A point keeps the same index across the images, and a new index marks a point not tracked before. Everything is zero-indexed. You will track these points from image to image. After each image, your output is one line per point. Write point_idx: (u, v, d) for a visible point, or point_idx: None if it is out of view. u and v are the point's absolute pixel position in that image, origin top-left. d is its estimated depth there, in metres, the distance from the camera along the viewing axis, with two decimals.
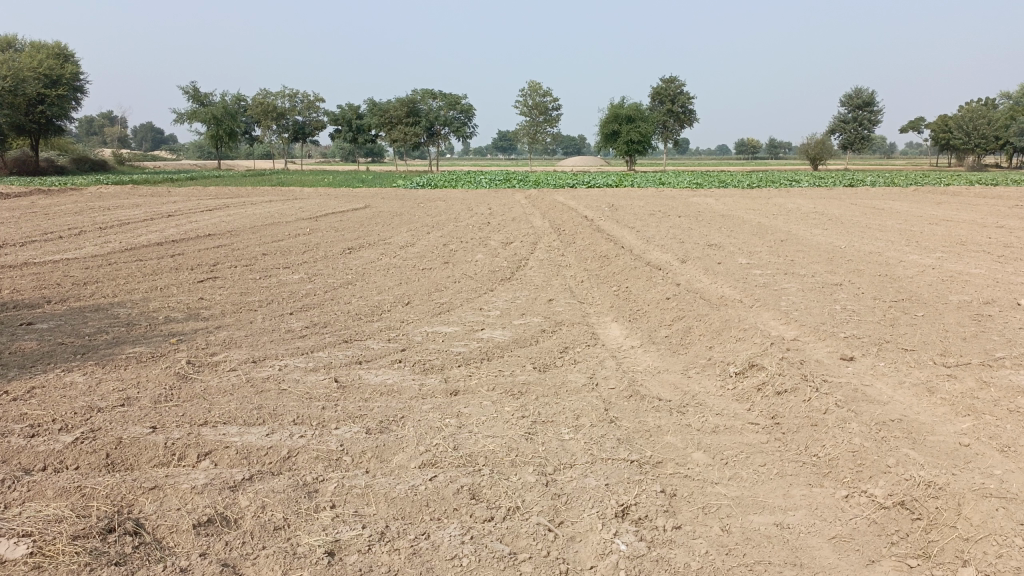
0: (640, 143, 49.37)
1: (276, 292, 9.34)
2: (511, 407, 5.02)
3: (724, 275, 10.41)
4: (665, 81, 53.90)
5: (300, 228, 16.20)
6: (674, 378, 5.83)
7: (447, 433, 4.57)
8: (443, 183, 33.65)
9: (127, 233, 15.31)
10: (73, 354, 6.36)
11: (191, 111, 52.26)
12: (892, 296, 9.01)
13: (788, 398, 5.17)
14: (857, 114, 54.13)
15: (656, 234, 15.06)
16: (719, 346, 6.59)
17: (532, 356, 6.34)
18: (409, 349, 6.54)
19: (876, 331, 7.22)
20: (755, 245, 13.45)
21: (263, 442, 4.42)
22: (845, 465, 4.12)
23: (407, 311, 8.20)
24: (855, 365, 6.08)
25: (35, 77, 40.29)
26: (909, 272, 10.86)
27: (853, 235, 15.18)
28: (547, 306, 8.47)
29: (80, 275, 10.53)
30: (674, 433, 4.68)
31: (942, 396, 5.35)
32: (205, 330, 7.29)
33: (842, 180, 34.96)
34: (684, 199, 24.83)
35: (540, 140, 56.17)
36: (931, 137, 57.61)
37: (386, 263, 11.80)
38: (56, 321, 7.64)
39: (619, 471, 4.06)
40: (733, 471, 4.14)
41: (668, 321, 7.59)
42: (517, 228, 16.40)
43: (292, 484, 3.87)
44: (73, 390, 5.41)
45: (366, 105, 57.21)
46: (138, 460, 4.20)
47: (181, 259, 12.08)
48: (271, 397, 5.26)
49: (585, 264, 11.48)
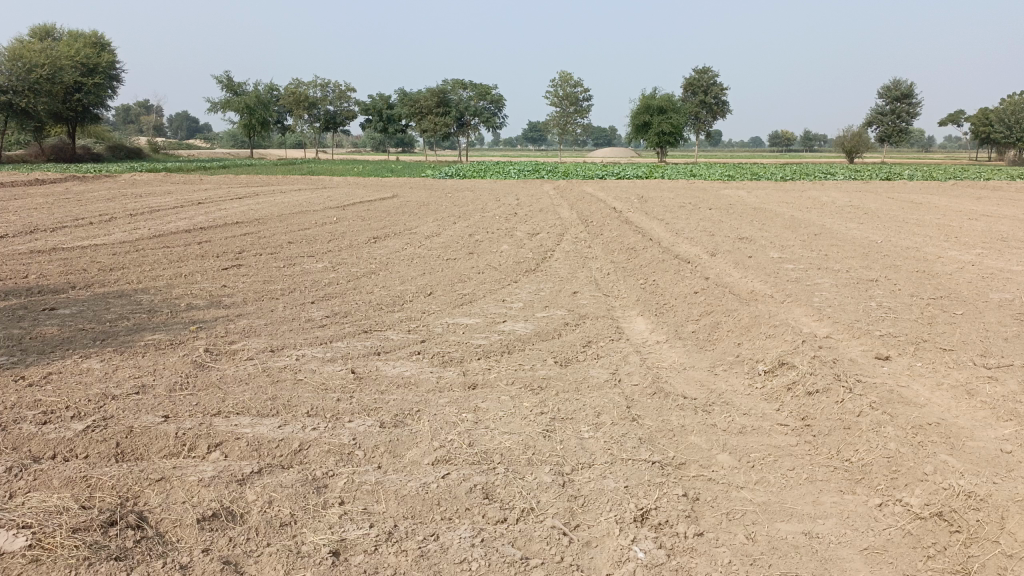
0: (671, 134, 48.83)
1: (299, 280, 9.28)
2: (530, 403, 4.87)
3: (754, 269, 10.17)
4: (699, 72, 52.72)
5: (327, 217, 16.17)
6: (700, 375, 5.64)
7: (463, 428, 4.43)
8: (472, 172, 33.56)
9: (156, 220, 15.37)
10: (92, 340, 6.32)
11: (224, 100, 52.64)
12: (930, 293, 8.72)
13: (819, 398, 4.96)
14: (894, 107, 52.93)
15: (685, 227, 14.80)
16: (748, 343, 6.37)
17: (554, 350, 6.18)
18: (429, 341, 6.43)
19: (913, 329, 6.96)
20: (787, 239, 13.15)
21: (274, 434, 4.32)
22: (879, 471, 3.91)
23: (429, 301, 8.08)
24: (890, 365, 5.84)
25: (72, 65, 40.75)
26: (947, 268, 10.51)
27: (889, 230, 14.78)
28: (571, 299, 8.31)
29: (107, 261, 10.56)
30: (699, 433, 4.50)
31: (983, 399, 5.10)
32: (225, 318, 7.25)
33: (879, 173, 34.24)
34: (715, 191, 24.46)
35: (571, 131, 55.80)
36: (971, 130, 56.24)
37: (411, 252, 11.70)
38: (79, 307, 7.64)
39: (640, 472, 3.89)
40: (759, 475, 3.96)
41: (696, 316, 7.40)
42: (545, 219, 16.23)
43: (300, 478, 3.76)
44: (89, 377, 5.38)
45: (397, 95, 57.26)
46: (147, 451, 4.12)
47: (207, 246, 12.10)
48: (286, 387, 5.17)
49: (612, 257, 11.28)
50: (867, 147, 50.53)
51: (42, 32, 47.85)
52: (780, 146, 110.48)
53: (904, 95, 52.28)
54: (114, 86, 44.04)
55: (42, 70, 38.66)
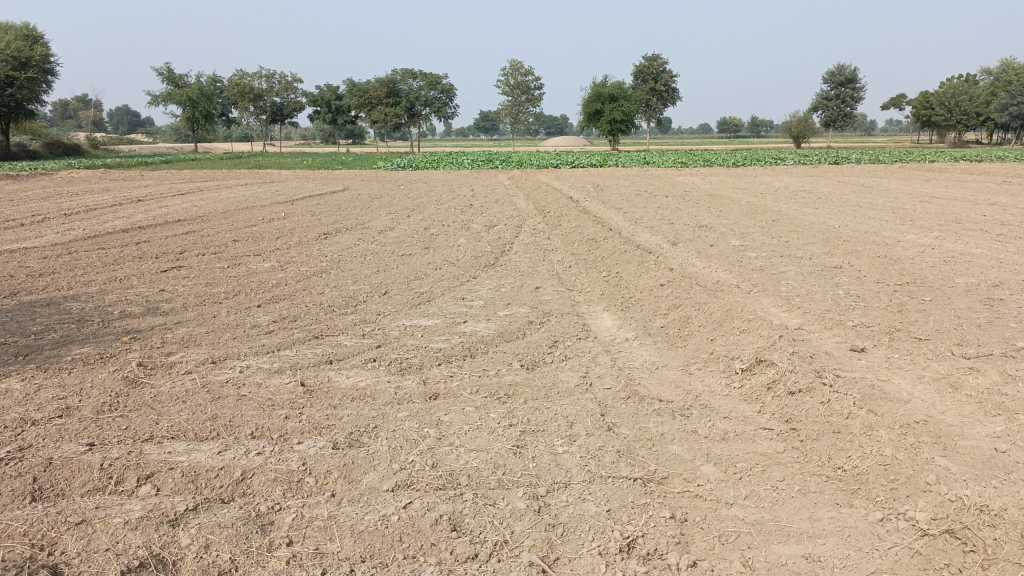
0: (623, 122, 48.82)
1: (245, 282, 8.74)
2: (496, 414, 4.50)
3: (717, 258, 9.93)
4: (648, 59, 53.07)
5: (275, 212, 15.56)
6: (674, 375, 5.32)
7: (425, 447, 4.04)
8: (425, 164, 32.95)
9: (91, 220, 14.57)
10: (13, 357, 5.74)
11: (166, 93, 50.98)
12: (896, 278, 8.57)
13: (803, 399, 4.68)
14: (840, 92, 53.70)
15: (643, 215, 14.54)
16: (723, 339, 6.07)
17: (519, 352, 5.82)
18: (385, 347, 6.00)
19: (885, 318, 6.75)
20: (747, 226, 12.97)
21: (214, 462, 3.88)
22: (876, 481, 3.65)
23: (384, 302, 7.64)
24: (868, 358, 5.59)
25: (2, 59, 39.00)
26: (908, 253, 10.40)
27: (845, 214, 14.72)
28: (533, 295, 7.94)
29: (36, 265, 9.86)
30: (680, 442, 4.18)
31: (967, 393, 4.87)
32: (163, 327, 6.70)
33: (828, 157, 34.59)
34: (670, 178, 24.33)
35: (523, 121, 55.40)
36: (913, 113, 57.33)
37: (363, 248, 11.22)
38: (1, 318, 7.01)
39: (622, 492, 3.55)
40: (749, 489, 3.65)
41: (664, 310, 7.09)
42: (501, 210, 15.85)
43: (242, 516, 3.33)
44: (7, 400, 4.84)
45: (346, 86, 56.18)
46: (68, 486, 3.65)
47: (146, 247, 11.42)
48: (228, 405, 4.70)
49: (572, 249, 10.96)
50: (813, 132, 51.22)
51: None
52: (728, 131, 111.79)
53: (848, 79, 53.03)
54: (48, 79, 42.06)
55: None
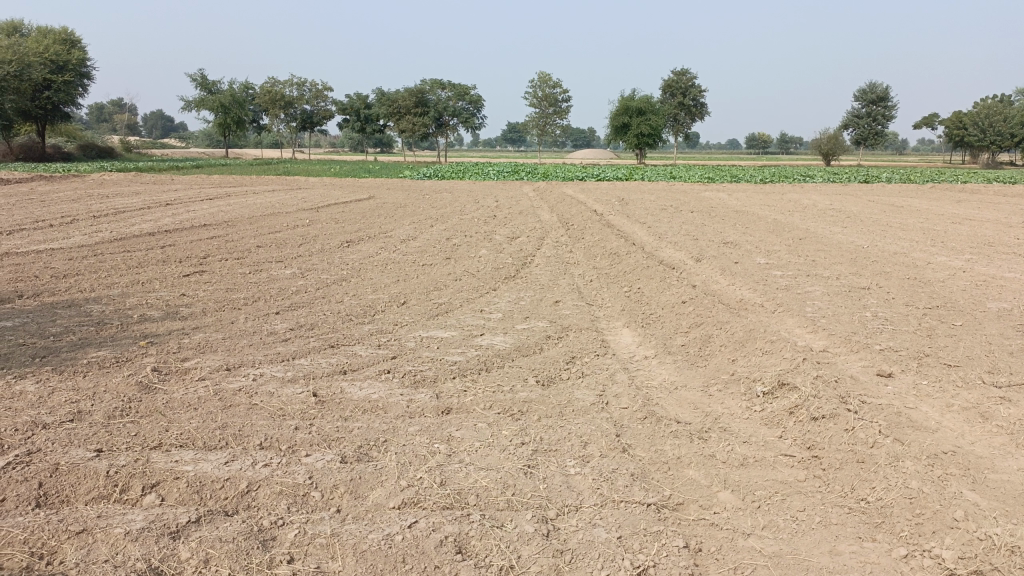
0: (650, 136, 48.68)
1: (265, 288, 8.73)
2: (509, 431, 4.40)
3: (741, 276, 9.77)
4: (677, 74, 52.91)
5: (300, 219, 15.64)
6: (693, 396, 5.19)
7: (434, 464, 3.95)
8: (451, 173, 33.02)
9: (119, 223, 14.74)
10: (30, 358, 5.76)
11: (199, 99, 51.71)
12: (925, 301, 8.37)
13: (826, 425, 4.53)
14: (870, 110, 53.12)
15: (667, 230, 14.40)
16: (744, 360, 5.93)
17: (535, 368, 5.72)
18: (400, 358, 5.93)
19: (913, 342, 6.57)
20: (773, 244, 12.77)
21: (220, 472, 3.82)
22: (901, 515, 3.51)
23: (402, 312, 7.59)
24: (895, 384, 5.42)
25: (41, 62, 39.77)
26: (938, 275, 10.16)
27: (874, 234, 14.46)
28: (553, 309, 7.84)
29: (61, 266, 9.95)
30: (697, 466, 4.05)
31: (997, 423, 4.70)
32: (180, 332, 6.70)
33: (858, 175, 34.17)
34: (696, 193, 24.17)
35: (550, 132, 55.45)
36: (945, 133, 56.55)
37: (385, 257, 11.20)
38: (22, 318, 7.06)
39: (634, 518, 3.44)
40: (767, 519, 3.52)
41: (685, 328, 6.96)
42: (525, 222, 15.80)
43: (244, 530, 3.26)
44: (20, 402, 4.83)
45: (375, 95, 56.65)
46: (73, 493, 3.60)
47: (170, 251, 11.49)
48: (238, 414, 4.66)
49: (595, 262, 10.85)
50: (843, 150, 50.67)
51: (9, 28, 46.72)
52: (757, 147, 111.09)
53: (880, 97, 52.49)
54: (84, 84, 42.82)
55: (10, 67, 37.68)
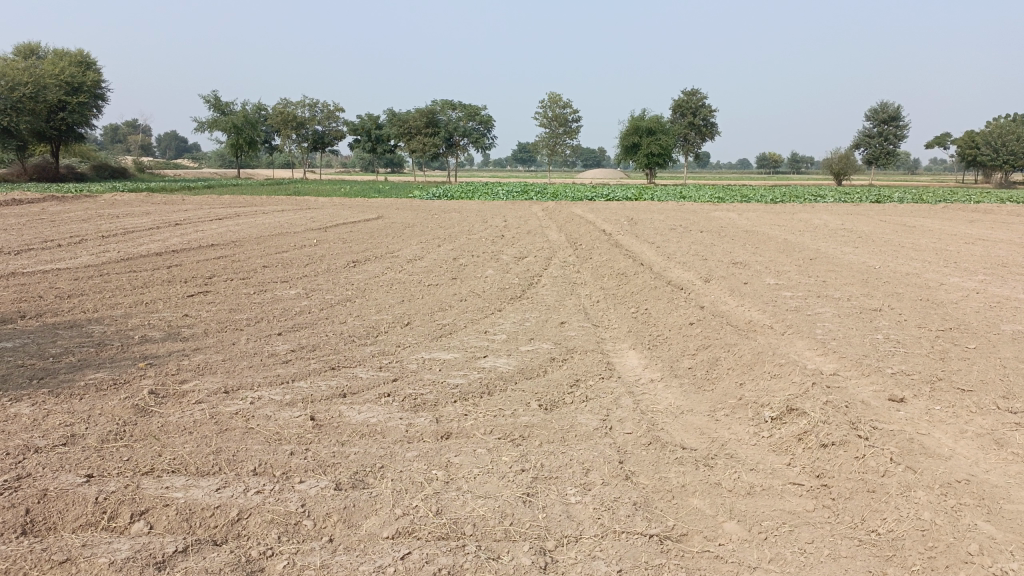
0: (660, 156, 48.68)
1: (269, 309, 8.67)
2: (509, 458, 4.29)
3: (751, 297, 9.64)
4: (687, 94, 52.97)
5: (307, 239, 15.62)
6: (699, 421, 5.07)
7: (430, 492, 3.84)
8: (460, 193, 33.08)
9: (128, 243, 14.76)
10: (28, 380, 5.70)
11: (212, 120, 52.13)
12: (938, 324, 8.22)
13: (835, 453, 4.39)
14: (881, 129, 52.97)
15: (676, 250, 14.30)
16: (752, 384, 5.80)
17: (539, 391, 5.60)
18: (401, 380, 5.84)
19: (926, 366, 6.42)
20: (783, 264, 12.64)
21: (211, 499, 3.73)
22: (913, 548, 3.37)
23: (405, 333, 7.50)
24: (907, 409, 5.27)
25: (57, 84, 40.20)
26: (951, 297, 10.01)
27: (886, 255, 14.31)
28: (558, 330, 7.73)
29: (67, 287, 9.93)
30: (702, 495, 3.93)
31: (1014, 451, 4.54)
32: (181, 353, 6.63)
33: (870, 195, 33.99)
34: (705, 213, 24.05)
35: (560, 152, 55.58)
36: (957, 152, 56.33)
37: (391, 277, 11.14)
38: (23, 339, 7.01)
39: (636, 550, 3.32)
40: (774, 551, 3.39)
41: (692, 350, 6.84)
42: (533, 242, 15.74)
43: (231, 561, 3.16)
44: (14, 425, 4.76)
45: (386, 115, 57.00)
46: (60, 520, 3.51)
47: (176, 271, 11.47)
48: (233, 438, 4.57)
49: (602, 283, 10.75)
50: (855, 170, 50.48)
51: (26, 50, 47.36)
52: (768, 167, 110.93)
53: (891, 117, 52.38)
54: (99, 106, 43.29)
55: (25, 89, 37.98)
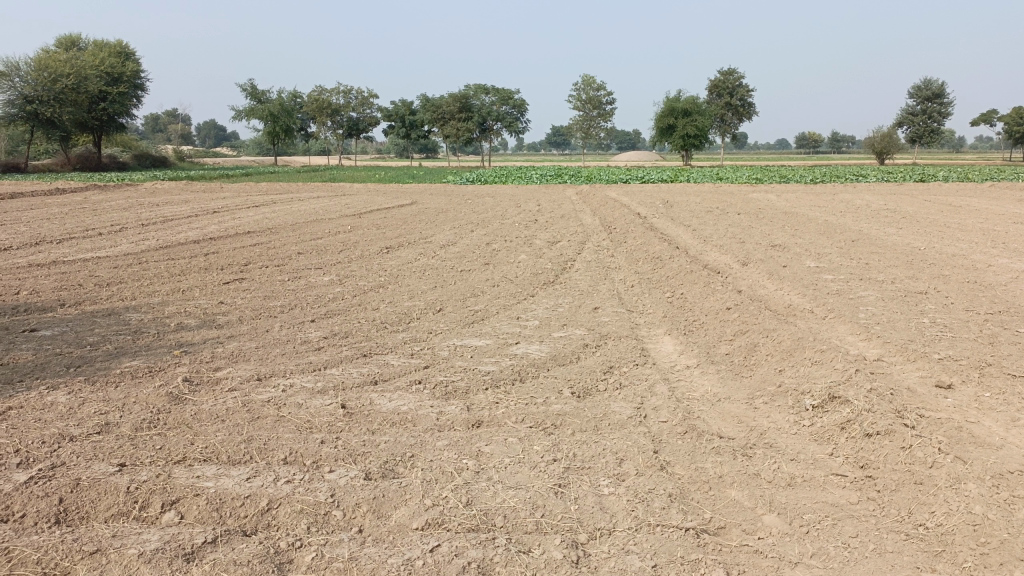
0: (696, 137, 48.00)
1: (302, 296, 8.69)
2: (541, 447, 4.21)
3: (790, 280, 9.42)
4: (724, 73, 52.02)
5: (341, 225, 15.65)
6: (737, 409, 4.93)
7: (461, 482, 3.78)
8: (494, 177, 32.95)
9: (166, 230, 14.96)
10: (65, 368, 5.76)
11: (249, 108, 52.60)
12: (987, 307, 7.93)
13: (881, 443, 4.23)
14: (926, 107, 51.55)
15: (712, 233, 14.04)
16: (792, 370, 5.63)
17: (571, 378, 5.51)
18: (432, 368, 5.79)
19: (975, 351, 6.19)
20: (823, 246, 12.33)
21: (241, 489, 3.71)
22: (964, 544, 3.23)
23: (437, 319, 7.45)
24: (955, 397, 5.07)
25: (97, 75, 40.89)
26: (1000, 279, 9.66)
27: (931, 235, 13.90)
28: (591, 316, 7.62)
29: (106, 275, 10.06)
30: (740, 486, 3.81)
31: None
32: (214, 341, 6.65)
33: (913, 174, 33.08)
34: (743, 194, 23.59)
35: (594, 135, 55.10)
36: (1006, 129, 54.57)
37: (423, 263, 11.12)
38: (61, 328, 7.10)
39: (671, 544, 3.22)
40: (817, 546, 3.26)
41: (729, 336, 6.68)
42: (567, 226, 15.60)
43: (260, 552, 3.13)
44: (50, 414, 4.80)
45: (420, 101, 57.05)
46: (92, 509, 3.52)
47: (213, 258, 11.56)
48: (265, 427, 4.55)
49: (636, 267, 10.58)
50: (898, 148, 49.24)
51: (67, 42, 48.25)
52: (807, 147, 108.77)
53: (935, 94, 50.93)
54: (139, 95, 44.05)
55: (68, 79, 38.60)
